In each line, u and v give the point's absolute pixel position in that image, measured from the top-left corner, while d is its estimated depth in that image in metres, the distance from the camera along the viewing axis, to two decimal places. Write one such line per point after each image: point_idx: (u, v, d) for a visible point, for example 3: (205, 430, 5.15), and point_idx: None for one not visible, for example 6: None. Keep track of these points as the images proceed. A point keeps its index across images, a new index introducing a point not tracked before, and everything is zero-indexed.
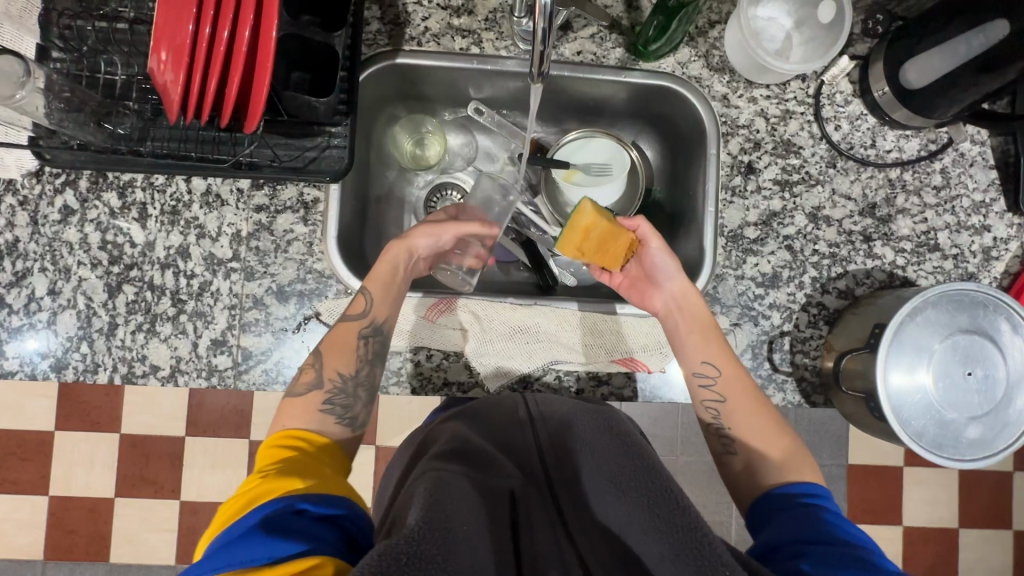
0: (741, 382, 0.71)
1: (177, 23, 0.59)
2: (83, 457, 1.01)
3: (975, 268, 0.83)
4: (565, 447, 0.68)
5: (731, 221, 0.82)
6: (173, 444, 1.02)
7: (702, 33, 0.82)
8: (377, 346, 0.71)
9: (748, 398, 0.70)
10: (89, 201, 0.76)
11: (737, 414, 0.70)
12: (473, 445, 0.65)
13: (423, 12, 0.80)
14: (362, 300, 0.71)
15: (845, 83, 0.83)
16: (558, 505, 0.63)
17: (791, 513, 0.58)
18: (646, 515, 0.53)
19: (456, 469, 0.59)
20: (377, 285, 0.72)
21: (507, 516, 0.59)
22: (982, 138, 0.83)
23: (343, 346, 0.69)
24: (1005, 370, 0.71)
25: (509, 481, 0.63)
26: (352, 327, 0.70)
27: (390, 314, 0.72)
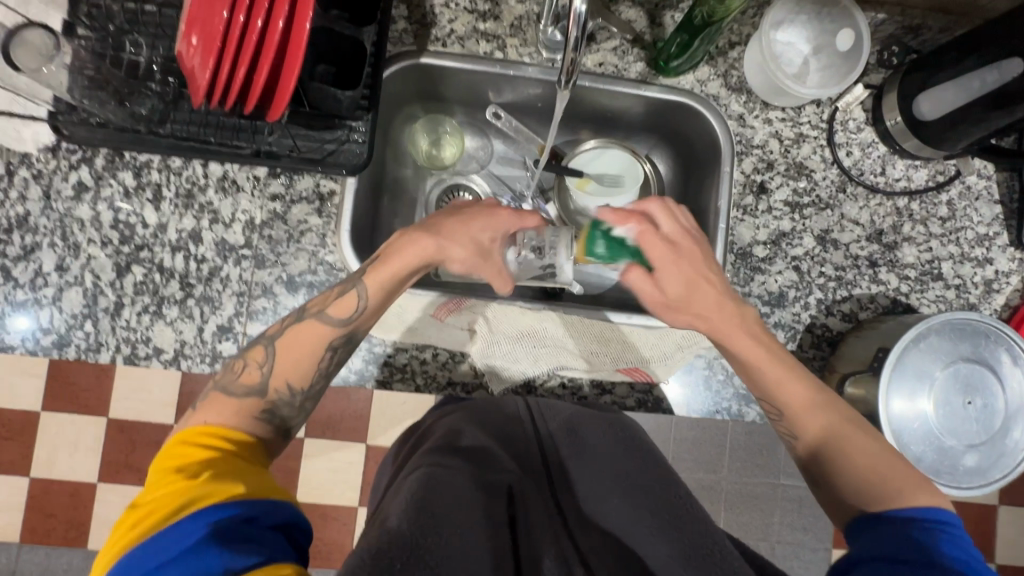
0: (795, 392, 0.65)
1: (212, 10, 0.59)
2: (67, 441, 0.97)
3: (976, 299, 0.84)
4: (569, 445, 0.68)
5: (741, 238, 0.83)
6: (163, 431, 0.98)
7: (722, 53, 0.84)
8: (342, 355, 0.68)
9: (813, 417, 0.64)
10: (104, 179, 0.76)
11: (809, 433, 0.64)
12: (476, 439, 0.64)
13: (450, 14, 0.81)
14: (352, 301, 0.66)
15: (858, 111, 0.84)
16: (557, 498, 0.64)
17: (895, 529, 0.55)
18: (656, 520, 0.58)
19: (459, 465, 0.59)
20: (377, 281, 0.67)
21: (505, 513, 0.57)
22: (988, 173, 0.85)
23: (304, 352, 0.64)
24: (1004, 401, 0.72)
25: (507, 477, 0.61)
26: (316, 330, 0.65)
27: (369, 325, 0.68)
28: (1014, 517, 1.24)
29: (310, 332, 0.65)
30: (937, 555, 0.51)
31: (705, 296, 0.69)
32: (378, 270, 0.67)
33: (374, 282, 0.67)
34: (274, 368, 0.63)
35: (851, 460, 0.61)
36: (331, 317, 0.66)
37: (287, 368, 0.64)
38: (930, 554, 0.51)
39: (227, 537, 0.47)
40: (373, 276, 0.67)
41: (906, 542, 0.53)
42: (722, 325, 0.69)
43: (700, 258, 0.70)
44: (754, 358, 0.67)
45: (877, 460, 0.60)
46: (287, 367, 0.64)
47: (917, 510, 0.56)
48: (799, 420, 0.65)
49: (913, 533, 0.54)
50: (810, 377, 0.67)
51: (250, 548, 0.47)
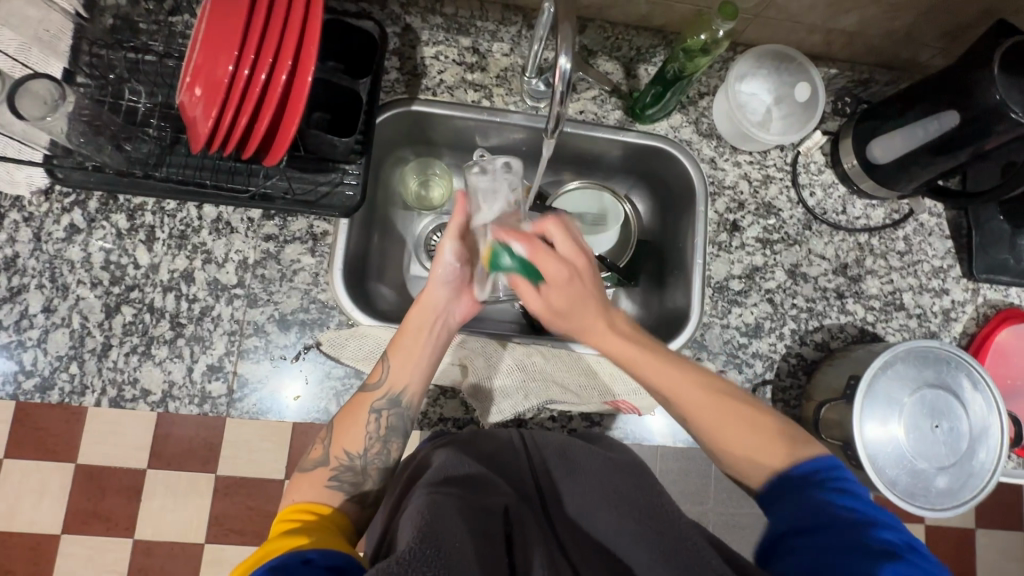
0: (687, 389, 0.67)
1: (216, 62, 0.62)
2: None
3: (936, 327, 0.90)
4: (562, 469, 0.69)
5: (717, 273, 0.88)
6: None
7: (692, 103, 0.91)
8: (392, 419, 0.70)
9: (697, 389, 0.67)
10: (96, 221, 0.77)
11: (709, 425, 0.66)
12: (470, 467, 0.65)
13: (439, 66, 0.86)
14: (380, 369, 0.72)
15: (818, 155, 0.92)
16: (552, 522, 0.65)
17: (803, 497, 0.58)
18: (640, 530, 0.59)
19: (452, 491, 0.60)
20: (400, 351, 0.72)
21: (501, 531, 0.59)
22: (938, 211, 0.92)
23: (352, 420, 0.69)
24: (968, 424, 0.76)
25: (504, 499, 0.63)
26: (366, 399, 0.70)
27: (408, 385, 0.71)
28: (990, 539, 1.27)
29: (356, 403, 0.71)
30: (834, 513, 0.55)
31: (583, 312, 0.70)
32: (397, 342, 0.72)
33: (396, 354, 0.72)
34: (332, 438, 0.68)
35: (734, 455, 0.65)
36: (369, 385, 0.71)
37: (342, 437, 0.68)
38: (830, 512, 0.55)
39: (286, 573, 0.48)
40: (396, 348, 0.72)
41: (811, 506, 0.56)
42: (596, 329, 0.70)
43: (586, 293, 0.70)
44: (642, 362, 0.68)
45: (763, 434, 0.64)
46: (343, 436, 0.68)
47: (813, 464, 0.60)
48: (688, 407, 0.67)
49: (818, 493, 0.57)
50: (691, 364, 0.69)
51: None
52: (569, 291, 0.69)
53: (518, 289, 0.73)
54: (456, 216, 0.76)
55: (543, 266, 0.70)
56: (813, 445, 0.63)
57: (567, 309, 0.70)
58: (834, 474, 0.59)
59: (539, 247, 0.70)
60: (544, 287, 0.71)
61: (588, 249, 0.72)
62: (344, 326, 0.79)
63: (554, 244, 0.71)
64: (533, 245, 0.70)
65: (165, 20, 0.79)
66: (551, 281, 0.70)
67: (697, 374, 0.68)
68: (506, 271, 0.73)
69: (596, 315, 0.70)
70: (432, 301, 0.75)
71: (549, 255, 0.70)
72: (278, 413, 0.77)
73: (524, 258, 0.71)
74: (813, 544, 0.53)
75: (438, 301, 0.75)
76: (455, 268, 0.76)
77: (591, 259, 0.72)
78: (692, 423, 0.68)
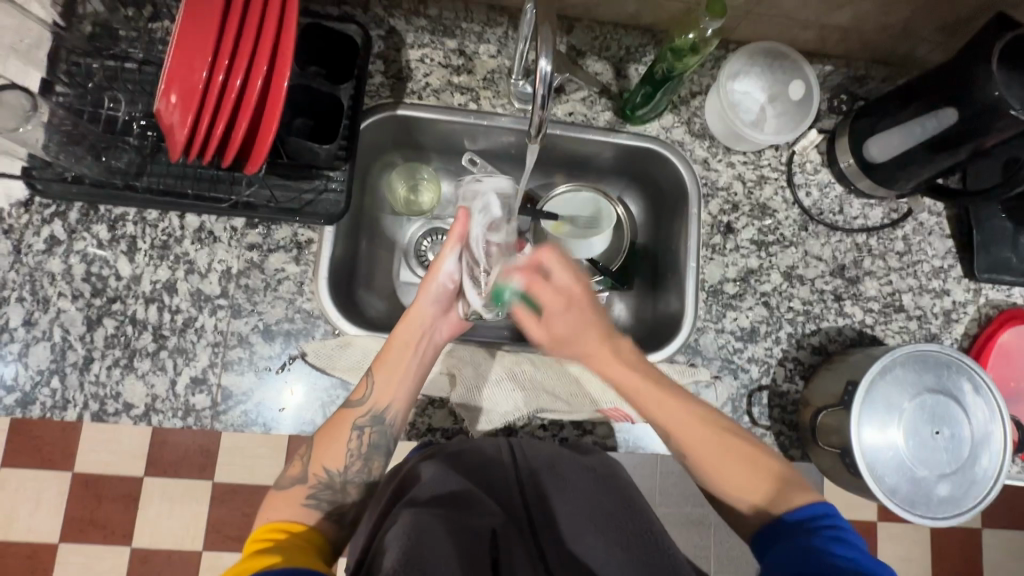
0: (694, 430, 0.67)
1: (189, 69, 0.60)
2: (26, 501, 0.92)
3: (937, 329, 0.88)
4: (546, 484, 0.67)
5: (711, 276, 0.86)
6: (130, 485, 0.93)
7: (684, 102, 0.88)
8: (375, 437, 0.69)
9: (709, 432, 0.67)
10: (77, 233, 0.76)
11: (709, 469, 0.66)
12: (456, 485, 0.65)
13: (425, 69, 0.85)
14: (365, 385, 0.70)
15: (814, 153, 0.90)
16: (538, 541, 0.64)
17: (795, 543, 0.57)
18: (626, 559, 0.60)
19: (437, 512, 0.59)
20: (385, 366, 0.71)
21: (486, 557, 0.59)
22: (938, 209, 0.90)
23: (334, 436, 0.68)
24: (969, 429, 0.74)
25: (491, 519, 0.62)
26: (350, 414, 0.69)
27: (390, 404, 0.70)
28: (997, 541, 1.25)
29: (340, 418, 0.69)
30: (826, 561, 0.53)
31: (586, 342, 0.73)
32: (383, 357, 0.72)
33: (383, 369, 0.71)
34: (312, 456, 0.67)
35: (731, 491, 0.65)
36: (352, 401, 0.70)
37: (323, 453, 0.67)
38: (823, 560, 0.53)
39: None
40: (381, 365, 0.71)
41: (802, 553, 0.55)
42: (600, 356, 0.72)
43: (589, 313, 0.74)
44: (643, 397, 0.69)
45: (758, 477, 0.64)
46: (323, 452, 0.67)
47: (802, 513, 0.59)
48: (688, 445, 0.67)
49: (808, 539, 0.56)
50: (696, 399, 0.70)
51: None
52: (569, 320, 0.73)
53: (518, 318, 0.76)
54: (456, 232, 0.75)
55: (540, 296, 0.73)
56: (811, 490, 0.63)
57: (570, 335, 0.74)
58: (830, 523, 0.57)
59: (534, 275, 0.74)
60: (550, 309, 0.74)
61: (586, 284, 0.75)
62: (330, 335, 0.78)
63: (548, 274, 0.75)
64: (551, 256, 0.74)
65: (144, 27, 0.78)
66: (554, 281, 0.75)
67: (701, 409, 0.69)
68: (511, 306, 0.75)
69: (597, 338, 0.73)
70: (416, 319, 0.73)
71: (548, 284, 0.74)
72: (265, 426, 0.74)
73: (521, 293, 0.74)
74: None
75: (425, 318, 0.74)
76: (449, 287, 0.76)
77: (592, 302, 0.74)
78: (690, 462, 0.68)
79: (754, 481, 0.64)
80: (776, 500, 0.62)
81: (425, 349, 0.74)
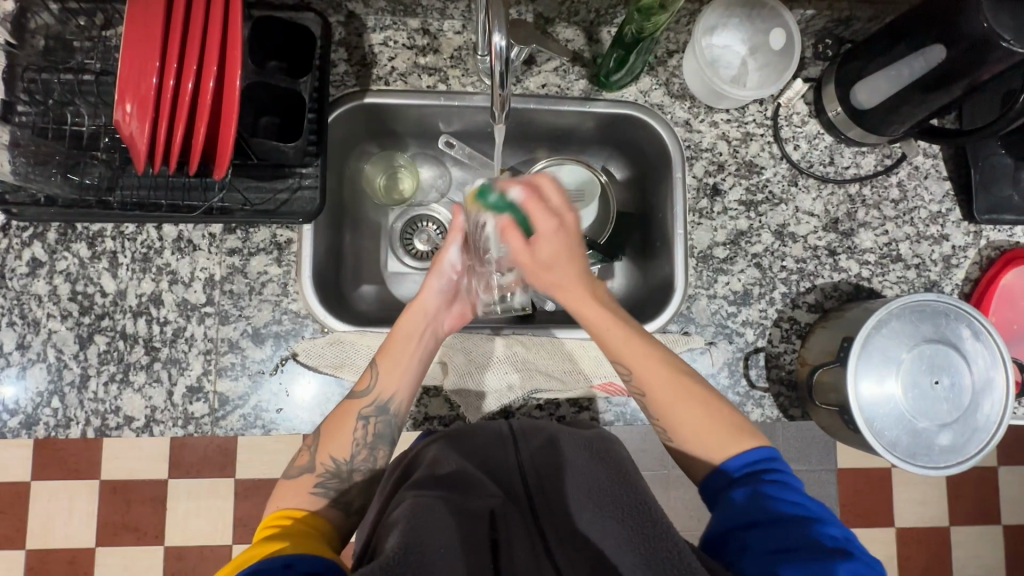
0: (697, 417, 0.65)
1: (140, 76, 0.59)
2: (54, 513, 0.95)
3: (936, 276, 0.86)
4: (548, 465, 0.68)
5: (700, 242, 0.84)
6: (155, 487, 0.97)
7: (661, 63, 0.85)
8: (380, 427, 0.69)
9: (662, 384, 0.65)
10: (58, 252, 0.75)
11: (663, 407, 0.66)
12: (456, 466, 0.66)
13: (389, 52, 0.82)
14: (368, 376, 0.71)
15: (800, 105, 0.86)
16: (541, 528, 0.64)
17: (741, 491, 0.59)
18: (625, 531, 0.57)
19: (435, 495, 0.61)
20: (389, 357, 0.71)
21: (486, 537, 0.62)
22: (934, 151, 0.87)
23: (342, 428, 0.69)
24: (970, 377, 0.72)
25: (490, 501, 0.65)
26: (355, 406, 0.70)
27: (396, 389, 0.70)
28: (1013, 477, 1.25)
29: (343, 410, 0.70)
30: (778, 511, 0.56)
31: (564, 273, 0.67)
32: (386, 348, 0.72)
33: (385, 361, 0.71)
34: (320, 445, 0.68)
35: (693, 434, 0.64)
36: (356, 392, 0.70)
37: (330, 443, 0.68)
38: (774, 510, 0.56)
39: None
40: (383, 354, 0.72)
41: (754, 500, 0.58)
42: (576, 294, 0.67)
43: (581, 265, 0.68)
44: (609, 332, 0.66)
45: (715, 423, 0.64)
46: (332, 442, 0.68)
47: (746, 457, 0.62)
48: (678, 419, 0.65)
49: (754, 487, 0.59)
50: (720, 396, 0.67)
51: None
52: (556, 245, 0.67)
53: (505, 234, 0.69)
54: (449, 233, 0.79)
55: (534, 215, 0.67)
56: (757, 436, 0.64)
57: (550, 259, 0.67)
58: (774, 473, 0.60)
59: (534, 194, 0.67)
60: (541, 228, 0.67)
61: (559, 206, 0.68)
62: (319, 333, 0.78)
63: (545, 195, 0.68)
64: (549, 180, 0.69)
65: (98, 36, 0.76)
66: (543, 225, 0.67)
67: (697, 384, 0.67)
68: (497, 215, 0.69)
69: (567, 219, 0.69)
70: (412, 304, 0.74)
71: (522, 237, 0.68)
72: (264, 428, 0.75)
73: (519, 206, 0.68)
74: (762, 545, 0.55)
75: (426, 302, 0.75)
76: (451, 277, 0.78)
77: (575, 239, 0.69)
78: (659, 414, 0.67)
79: (713, 432, 0.64)
80: (726, 445, 0.63)
81: (429, 343, 0.75)
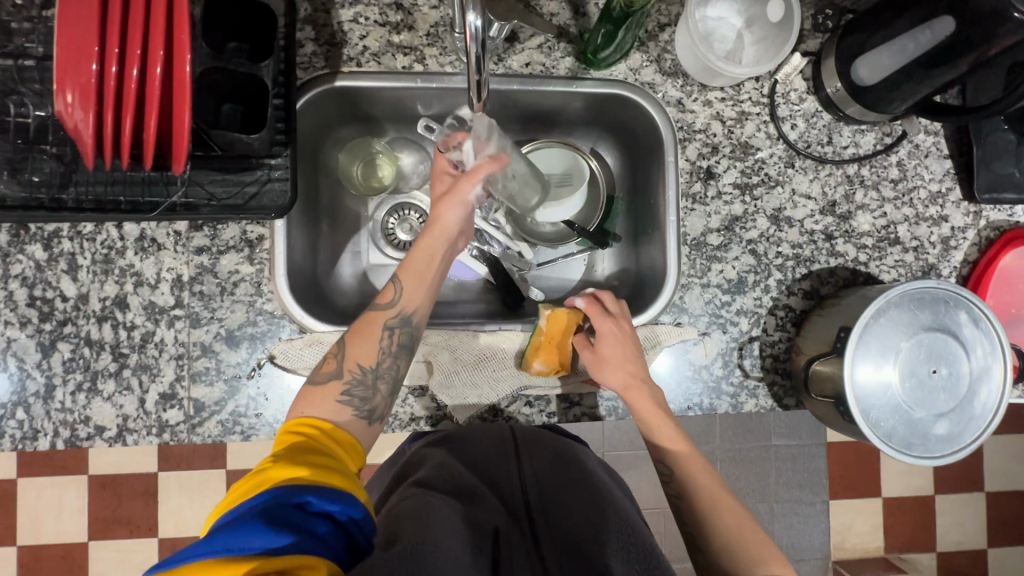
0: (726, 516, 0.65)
1: (79, 61, 0.53)
2: (49, 505, 0.98)
3: (934, 259, 0.83)
4: (549, 488, 0.70)
5: (693, 229, 0.81)
6: (145, 480, 1.00)
7: (652, 37, 0.80)
8: (404, 338, 0.68)
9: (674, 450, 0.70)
10: (11, 255, 0.70)
11: (706, 503, 0.66)
12: (459, 475, 0.68)
13: (360, 30, 0.76)
14: (391, 290, 0.68)
15: (798, 81, 0.82)
16: (539, 549, 0.63)
17: None
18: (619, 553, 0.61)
19: (446, 499, 0.63)
20: (413, 273, 0.70)
21: (490, 555, 0.60)
22: (935, 128, 0.83)
23: (367, 335, 0.66)
24: (968, 365, 0.71)
25: (495, 518, 0.65)
26: (378, 317, 0.67)
27: (419, 309, 0.69)
28: (996, 446, 1.27)
29: (365, 321, 0.67)
30: None
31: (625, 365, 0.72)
32: (409, 265, 0.70)
33: (408, 277, 0.70)
34: (345, 352, 0.65)
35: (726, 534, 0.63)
36: (379, 305, 0.68)
37: (358, 349, 0.65)
38: None
39: (276, 518, 0.47)
40: (406, 269, 0.70)
41: None
42: (633, 388, 0.71)
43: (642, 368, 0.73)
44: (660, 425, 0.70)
45: (749, 531, 0.63)
46: (356, 349, 0.65)
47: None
48: (714, 517, 0.65)
49: None
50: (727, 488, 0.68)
51: (289, 530, 0.46)
52: (615, 345, 0.73)
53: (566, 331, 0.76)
54: (475, 176, 0.72)
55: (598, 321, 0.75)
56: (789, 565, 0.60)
57: (616, 355, 0.73)
58: None
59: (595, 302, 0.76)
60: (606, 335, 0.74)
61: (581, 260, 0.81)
62: (297, 334, 0.74)
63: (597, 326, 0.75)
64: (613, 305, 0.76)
65: (37, 15, 0.69)
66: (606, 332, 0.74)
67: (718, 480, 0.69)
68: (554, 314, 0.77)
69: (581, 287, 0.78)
70: (437, 230, 0.72)
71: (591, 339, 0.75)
72: (243, 433, 0.72)
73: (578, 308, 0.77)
74: None
75: (450, 228, 0.73)
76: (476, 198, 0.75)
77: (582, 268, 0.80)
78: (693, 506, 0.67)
79: (750, 537, 0.62)
80: (759, 551, 0.61)
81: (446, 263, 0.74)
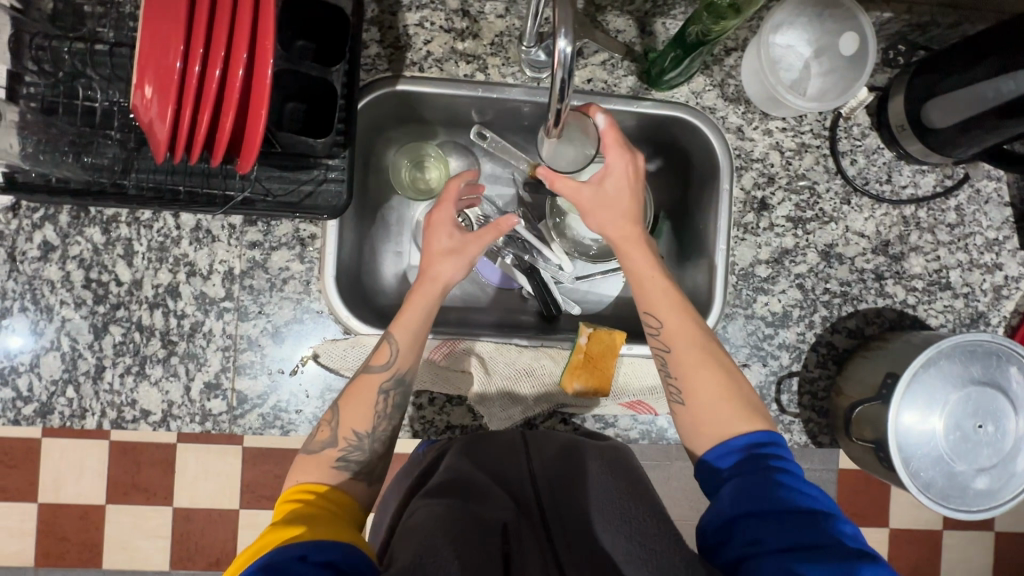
0: (705, 377, 0.65)
1: (163, 54, 0.53)
2: (72, 465, 0.97)
3: (985, 306, 0.82)
4: (562, 483, 0.65)
5: (742, 259, 0.80)
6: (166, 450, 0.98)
7: (717, 61, 0.79)
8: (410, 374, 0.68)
9: (740, 424, 0.62)
10: (70, 237, 0.72)
11: (685, 364, 0.66)
12: (466, 477, 0.63)
13: (426, 35, 0.76)
14: (385, 349, 0.68)
15: (862, 116, 0.80)
16: (552, 541, 0.58)
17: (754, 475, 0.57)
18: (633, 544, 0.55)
19: (450, 502, 0.58)
20: (403, 328, 0.68)
21: (498, 548, 0.54)
22: (998, 174, 0.81)
23: (360, 399, 0.66)
24: (1014, 421, 0.70)
25: (503, 514, 0.59)
26: (373, 379, 0.67)
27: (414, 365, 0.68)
28: None
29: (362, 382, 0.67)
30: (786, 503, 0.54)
31: (619, 206, 0.71)
32: (399, 317, 0.69)
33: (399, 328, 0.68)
34: (340, 416, 0.65)
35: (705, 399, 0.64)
36: (372, 367, 0.67)
37: (352, 411, 0.66)
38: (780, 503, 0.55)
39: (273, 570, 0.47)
40: (399, 325, 0.69)
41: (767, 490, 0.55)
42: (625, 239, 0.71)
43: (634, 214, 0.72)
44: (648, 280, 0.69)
45: (731, 394, 0.64)
46: (350, 415, 0.65)
47: (756, 438, 0.61)
48: (694, 385, 0.65)
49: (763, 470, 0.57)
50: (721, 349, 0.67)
51: None
52: (618, 186, 0.71)
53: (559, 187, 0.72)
54: (481, 238, 0.72)
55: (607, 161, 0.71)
56: (765, 420, 0.63)
57: (613, 192, 0.72)
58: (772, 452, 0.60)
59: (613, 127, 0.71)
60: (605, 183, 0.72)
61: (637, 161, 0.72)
62: (341, 334, 0.75)
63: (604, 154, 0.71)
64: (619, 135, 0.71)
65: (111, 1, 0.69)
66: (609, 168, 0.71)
67: (708, 337, 0.67)
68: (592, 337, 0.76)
69: (630, 220, 0.71)
70: (432, 287, 0.69)
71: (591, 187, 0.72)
72: (283, 428, 0.73)
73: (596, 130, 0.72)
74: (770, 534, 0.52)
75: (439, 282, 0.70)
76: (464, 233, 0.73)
77: (639, 183, 0.73)
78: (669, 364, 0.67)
79: (724, 403, 0.63)
80: (733, 416, 0.62)
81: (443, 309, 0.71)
